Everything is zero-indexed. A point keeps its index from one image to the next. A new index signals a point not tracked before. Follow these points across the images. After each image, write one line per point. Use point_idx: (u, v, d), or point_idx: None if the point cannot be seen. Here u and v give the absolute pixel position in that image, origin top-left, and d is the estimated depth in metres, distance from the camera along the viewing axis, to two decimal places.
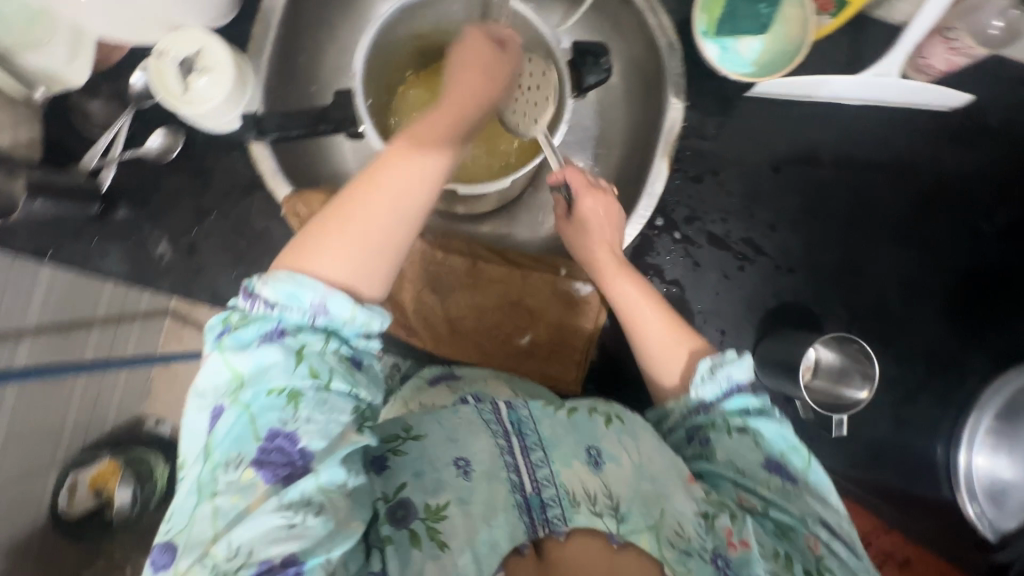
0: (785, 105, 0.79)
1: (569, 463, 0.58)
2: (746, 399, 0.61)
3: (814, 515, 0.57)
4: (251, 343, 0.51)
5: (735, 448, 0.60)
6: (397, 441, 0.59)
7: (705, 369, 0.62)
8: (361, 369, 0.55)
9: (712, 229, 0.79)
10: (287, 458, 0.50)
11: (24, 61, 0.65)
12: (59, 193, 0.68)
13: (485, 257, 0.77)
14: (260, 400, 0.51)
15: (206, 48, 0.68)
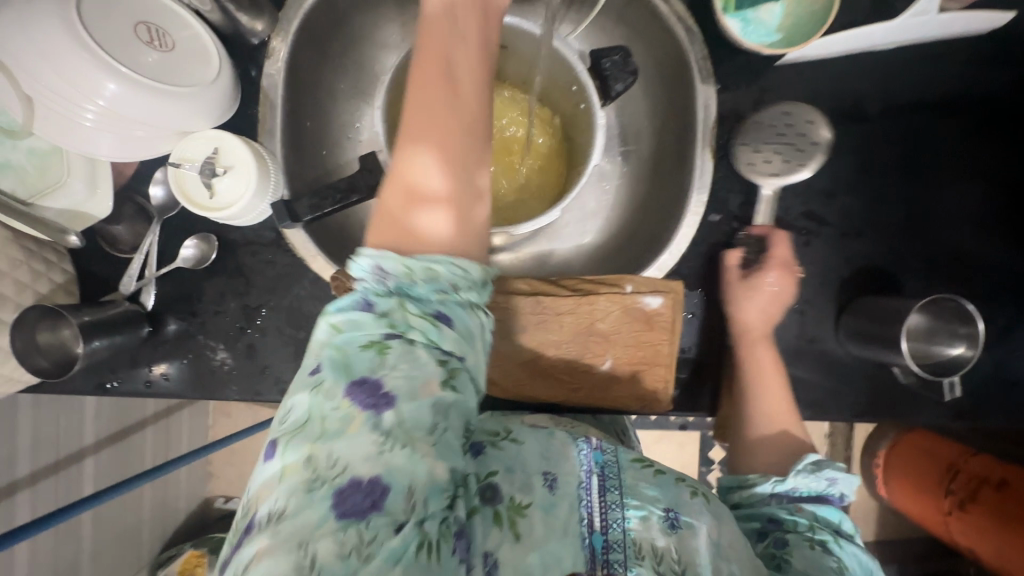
0: (819, 65, 0.75)
1: (647, 520, 0.56)
2: (835, 515, 0.65)
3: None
4: (353, 306, 0.48)
5: (816, 555, 0.59)
6: (495, 437, 0.58)
7: (812, 462, 0.68)
8: (448, 326, 0.48)
9: (770, 210, 0.76)
10: (374, 396, 0.45)
11: (49, 205, 0.64)
12: (108, 326, 0.64)
13: (548, 291, 0.74)
14: (352, 348, 0.46)
15: (223, 147, 0.65)
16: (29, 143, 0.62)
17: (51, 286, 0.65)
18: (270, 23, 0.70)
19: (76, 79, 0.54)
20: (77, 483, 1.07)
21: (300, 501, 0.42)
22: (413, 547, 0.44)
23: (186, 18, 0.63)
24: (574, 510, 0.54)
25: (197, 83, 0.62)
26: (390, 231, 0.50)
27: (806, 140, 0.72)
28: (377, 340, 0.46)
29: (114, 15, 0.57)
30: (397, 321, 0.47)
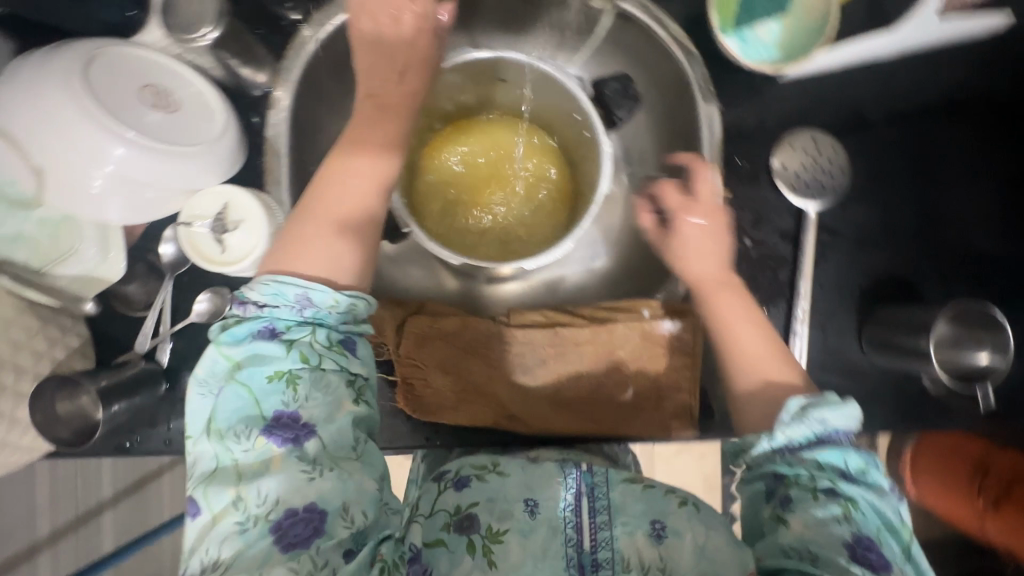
0: (819, 78, 0.75)
1: (633, 534, 0.57)
2: (843, 453, 0.57)
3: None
4: (248, 340, 0.50)
5: (823, 514, 0.54)
6: (482, 470, 0.62)
7: (799, 406, 0.58)
8: (353, 355, 0.53)
9: (784, 225, 0.74)
10: (291, 428, 0.48)
11: (64, 271, 0.65)
12: (125, 389, 0.64)
13: (565, 321, 0.74)
14: (261, 384, 0.49)
15: (233, 202, 0.65)
16: (38, 214, 0.62)
17: (67, 351, 0.65)
18: (272, 73, 0.71)
19: (84, 148, 0.55)
20: (97, 540, 1.03)
21: (239, 539, 0.46)
22: (370, 568, 0.47)
23: (192, 75, 0.63)
24: (557, 537, 0.56)
25: (205, 140, 0.61)
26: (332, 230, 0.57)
27: (835, 165, 0.74)
28: (285, 371, 0.49)
29: (121, 83, 0.58)
30: (306, 355, 0.50)
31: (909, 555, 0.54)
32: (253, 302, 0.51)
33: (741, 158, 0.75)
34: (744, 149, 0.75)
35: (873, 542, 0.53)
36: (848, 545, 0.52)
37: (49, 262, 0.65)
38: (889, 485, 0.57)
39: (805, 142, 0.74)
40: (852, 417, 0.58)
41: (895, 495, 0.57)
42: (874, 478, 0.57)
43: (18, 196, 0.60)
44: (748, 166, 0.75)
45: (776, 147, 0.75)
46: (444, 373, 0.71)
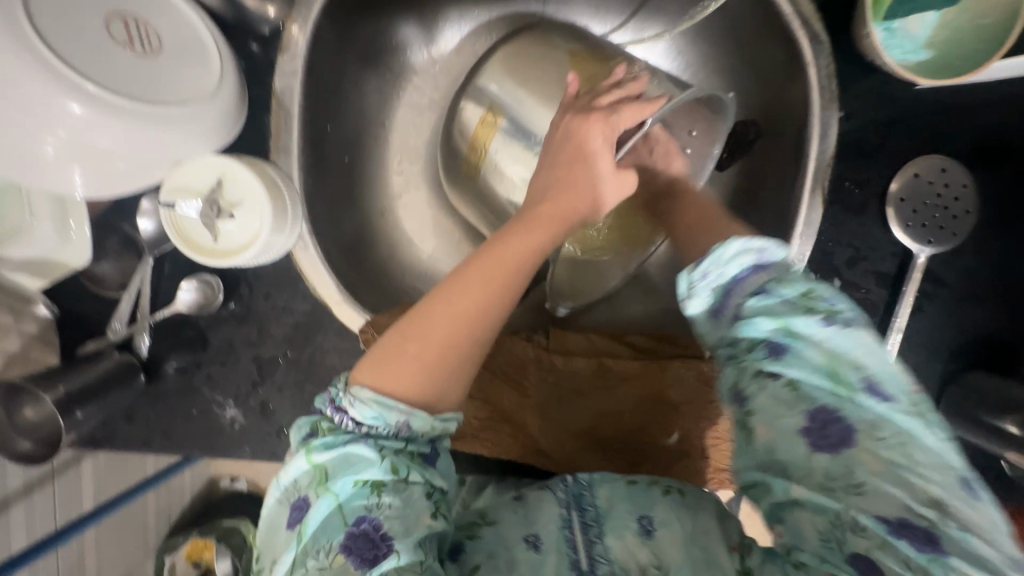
0: (962, 91, 0.61)
1: (622, 538, 0.48)
2: (758, 320, 0.42)
3: (899, 518, 0.35)
4: (339, 441, 0.42)
5: (765, 395, 0.40)
6: (472, 527, 0.50)
7: (686, 281, 0.47)
8: (436, 467, 0.43)
9: (883, 268, 0.63)
10: (372, 539, 0.39)
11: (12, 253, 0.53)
12: (96, 393, 0.53)
13: (610, 352, 0.65)
14: (348, 490, 0.40)
15: (229, 176, 0.52)
16: None
17: (22, 341, 0.55)
18: (286, 7, 0.55)
19: (25, 100, 0.40)
20: (77, 491, 0.85)
21: None
22: None
23: (178, 6, 0.49)
24: (561, 563, 0.47)
25: (195, 97, 0.47)
26: (401, 375, 0.43)
27: (963, 204, 0.61)
28: (374, 478, 0.41)
29: (78, 9, 0.42)
30: (399, 463, 0.41)
31: (858, 395, 0.38)
32: (349, 414, 0.43)
33: (851, 182, 0.62)
34: (858, 170, 0.62)
35: (835, 414, 0.38)
36: (805, 430, 0.38)
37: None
38: (825, 317, 0.41)
39: (930, 170, 0.61)
40: (750, 253, 0.45)
41: (837, 326, 0.41)
42: (801, 325, 0.41)
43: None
44: (858, 193, 0.62)
45: (896, 171, 0.62)
46: (468, 400, 0.62)
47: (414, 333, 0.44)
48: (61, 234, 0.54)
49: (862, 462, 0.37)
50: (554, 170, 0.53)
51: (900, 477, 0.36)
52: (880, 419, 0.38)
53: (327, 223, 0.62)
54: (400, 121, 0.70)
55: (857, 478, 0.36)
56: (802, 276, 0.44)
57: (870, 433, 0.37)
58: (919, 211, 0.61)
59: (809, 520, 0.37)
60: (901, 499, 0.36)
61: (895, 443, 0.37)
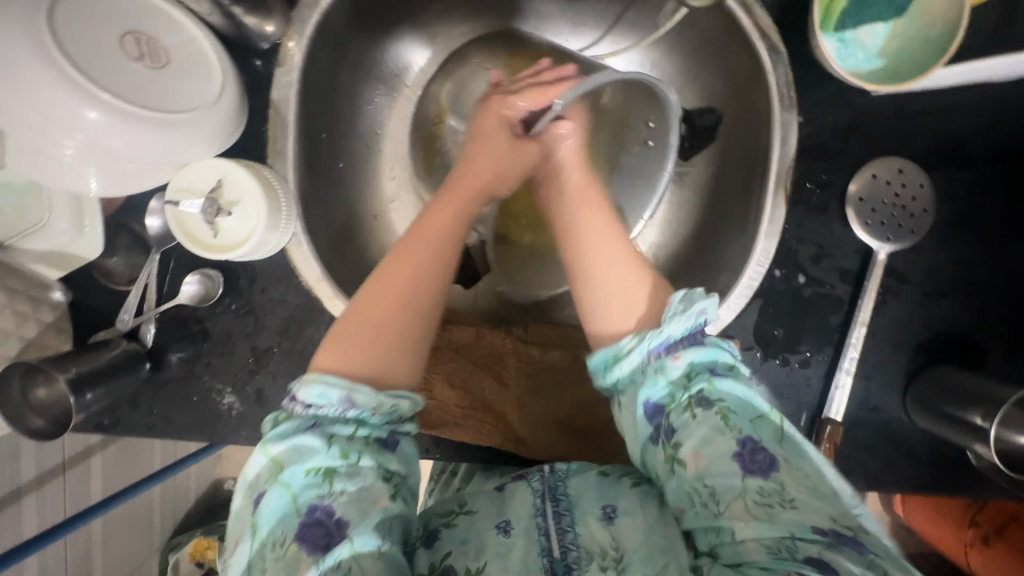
0: (917, 97, 0.64)
1: (587, 522, 0.50)
2: (717, 351, 0.50)
3: (829, 528, 0.42)
4: (290, 431, 0.46)
5: (698, 427, 0.47)
6: (449, 516, 0.54)
7: (683, 299, 0.52)
8: (393, 452, 0.48)
9: (846, 265, 0.66)
10: (326, 526, 0.43)
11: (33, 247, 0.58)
12: (105, 374, 0.58)
13: (585, 345, 0.69)
14: (299, 481, 0.44)
15: (228, 176, 0.57)
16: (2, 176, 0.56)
17: (40, 328, 0.58)
18: (283, 25, 0.61)
19: (46, 109, 0.45)
20: (85, 481, 0.89)
21: None
22: None
23: (184, 24, 0.54)
24: (531, 549, 0.49)
25: (196, 106, 0.52)
26: (349, 348, 0.50)
27: (919, 204, 0.64)
28: (324, 466, 0.44)
29: (94, 28, 0.48)
30: (349, 450, 0.45)
31: (787, 429, 0.47)
32: (301, 402, 0.47)
33: (812, 183, 0.65)
34: (819, 172, 0.65)
35: (759, 443, 0.46)
36: (738, 454, 0.46)
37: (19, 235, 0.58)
38: (752, 372, 0.52)
39: (887, 171, 0.64)
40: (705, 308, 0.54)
41: (758, 380, 0.51)
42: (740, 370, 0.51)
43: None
44: (820, 193, 0.66)
45: (855, 173, 0.65)
46: (450, 388, 0.65)
47: (358, 313, 0.51)
48: (75, 228, 0.59)
49: (787, 481, 0.44)
50: (464, 156, 0.63)
51: (814, 491, 0.44)
52: (797, 449, 0.47)
53: (320, 223, 0.67)
54: (390, 129, 0.76)
55: (785, 494, 0.44)
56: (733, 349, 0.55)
57: (788, 460, 0.45)
58: (878, 211, 0.64)
59: (755, 542, 0.42)
60: (821, 511, 0.43)
61: (812, 468, 0.46)
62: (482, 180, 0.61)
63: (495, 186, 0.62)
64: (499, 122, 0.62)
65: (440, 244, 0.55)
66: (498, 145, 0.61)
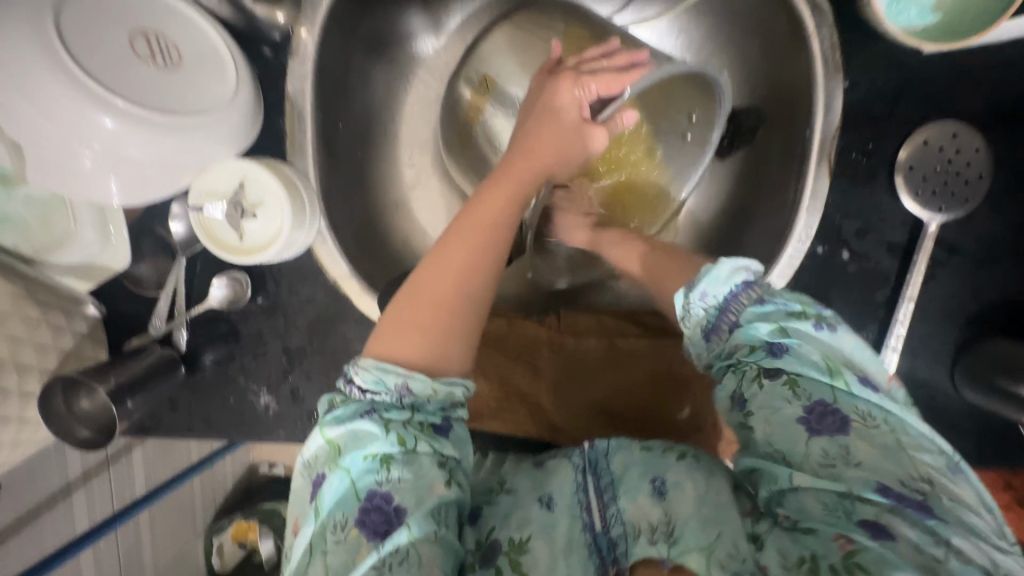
0: (972, 55, 0.59)
1: (634, 498, 0.47)
2: (760, 323, 0.46)
3: (893, 489, 0.38)
4: (349, 415, 0.46)
5: (769, 397, 0.43)
6: (490, 494, 0.52)
7: (682, 299, 0.51)
8: (447, 437, 0.46)
9: (893, 237, 0.63)
10: (385, 512, 0.42)
11: (58, 261, 0.57)
12: (143, 382, 0.58)
13: (619, 331, 0.67)
14: (359, 465, 0.44)
15: (248, 179, 0.55)
16: (25, 190, 0.53)
17: (76, 338, 0.57)
18: (292, 11, 0.58)
19: (62, 120, 0.44)
20: (130, 476, 0.92)
21: None
22: None
23: (194, 17, 0.51)
24: (574, 524, 0.48)
25: (212, 107, 0.50)
26: (394, 339, 0.47)
27: (973, 170, 0.61)
28: (381, 452, 0.44)
29: (102, 28, 0.45)
30: (406, 435, 0.45)
31: (853, 387, 0.42)
32: (359, 386, 0.47)
33: (858, 152, 0.62)
34: (866, 139, 0.61)
35: (832, 407, 0.41)
36: (803, 419, 0.41)
37: (39, 249, 0.56)
38: (816, 321, 0.46)
39: (940, 136, 0.60)
40: (740, 271, 0.50)
41: (825, 331, 0.46)
42: (796, 328, 0.46)
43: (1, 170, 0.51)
44: (865, 163, 0.62)
45: (904, 138, 0.61)
46: (484, 380, 0.65)
47: (405, 301, 0.48)
48: (102, 242, 0.59)
49: (855, 443, 0.40)
50: (522, 133, 0.58)
51: (886, 452, 0.40)
52: (871, 408, 0.42)
53: (343, 218, 0.65)
54: (408, 114, 0.73)
55: (851, 456, 0.40)
56: (788, 294, 0.50)
57: (861, 423, 0.41)
58: (927, 179, 0.61)
59: (814, 495, 0.40)
60: (890, 471, 0.39)
61: (886, 427, 0.41)
62: (541, 163, 0.57)
63: (555, 167, 0.58)
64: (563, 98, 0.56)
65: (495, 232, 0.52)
66: (560, 125, 0.57)
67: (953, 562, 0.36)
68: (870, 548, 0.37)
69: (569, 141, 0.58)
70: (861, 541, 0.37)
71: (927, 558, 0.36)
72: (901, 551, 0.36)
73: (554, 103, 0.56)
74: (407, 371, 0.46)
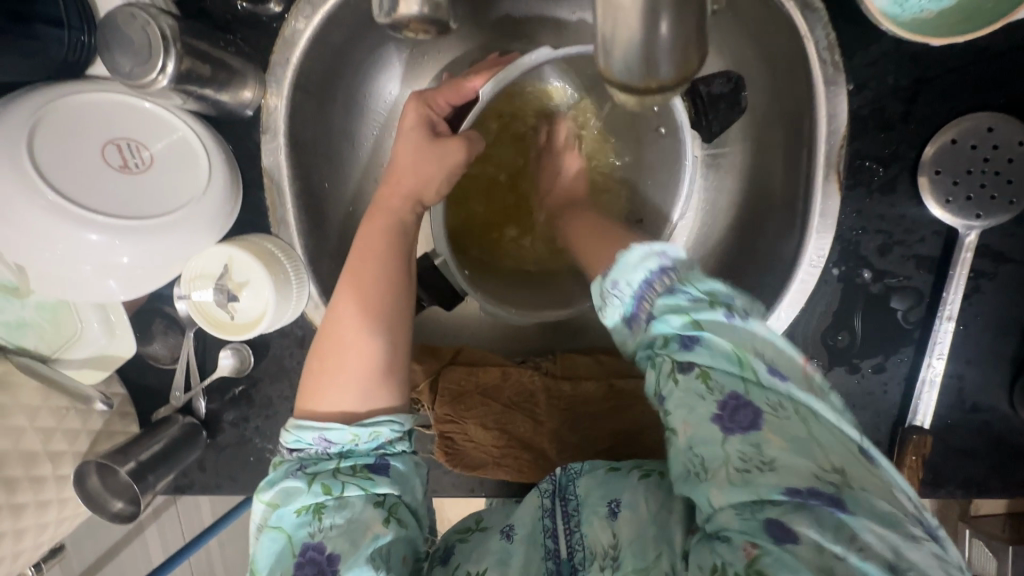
0: (996, 38, 0.52)
1: (590, 523, 0.47)
2: (665, 318, 0.43)
3: (806, 488, 0.36)
4: (279, 475, 0.47)
5: (683, 398, 0.41)
6: (465, 532, 0.53)
7: (600, 287, 0.49)
8: (382, 476, 0.47)
9: (924, 250, 0.55)
10: (318, 562, 0.43)
11: (73, 358, 0.61)
12: (165, 456, 0.60)
13: (619, 372, 0.65)
14: (290, 521, 0.45)
15: (229, 261, 0.57)
16: (34, 299, 0.58)
17: (104, 417, 0.61)
18: (258, 87, 0.58)
19: (54, 241, 0.48)
20: None
21: None
22: None
23: (163, 113, 0.53)
24: (535, 553, 0.48)
25: (187, 200, 0.53)
26: (320, 389, 0.49)
27: (1016, 169, 0.53)
28: (310, 503, 0.45)
29: (78, 150, 0.49)
30: (331, 483, 0.46)
31: (763, 378, 0.40)
32: (289, 445, 0.49)
33: (872, 159, 0.55)
34: (881, 144, 0.54)
35: (744, 398, 0.39)
36: (717, 416, 0.39)
37: (57, 349, 0.60)
38: (727, 311, 0.42)
39: (973, 132, 0.53)
40: (652, 255, 0.45)
41: (739, 320, 0.42)
42: (706, 320, 0.42)
43: (9, 282, 0.57)
44: (884, 171, 0.55)
45: (928, 138, 0.54)
46: (484, 431, 0.63)
47: (321, 349, 0.50)
48: (109, 334, 0.61)
49: (770, 439, 0.38)
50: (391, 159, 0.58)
51: (798, 446, 0.37)
52: (782, 399, 0.39)
53: (336, 278, 0.66)
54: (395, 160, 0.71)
55: (765, 456, 0.37)
56: (704, 273, 0.46)
57: (772, 415, 0.39)
58: (957, 181, 0.53)
59: (726, 508, 0.37)
60: (802, 467, 0.37)
61: (797, 418, 0.39)
62: (404, 190, 0.56)
63: (419, 190, 0.56)
64: (415, 121, 0.57)
65: (376, 253, 0.53)
66: (416, 143, 0.56)
67: (853, 559, 0.34)
68: (771, 553, 0.35)
69: (437, 160, 0.56)
70: (764, 545, 0.35)
71: (827, 557, 0.34)
72: (801, 554, 0.34)
73: (408, 130, 0.57)
74: (324, 422, 0.48)
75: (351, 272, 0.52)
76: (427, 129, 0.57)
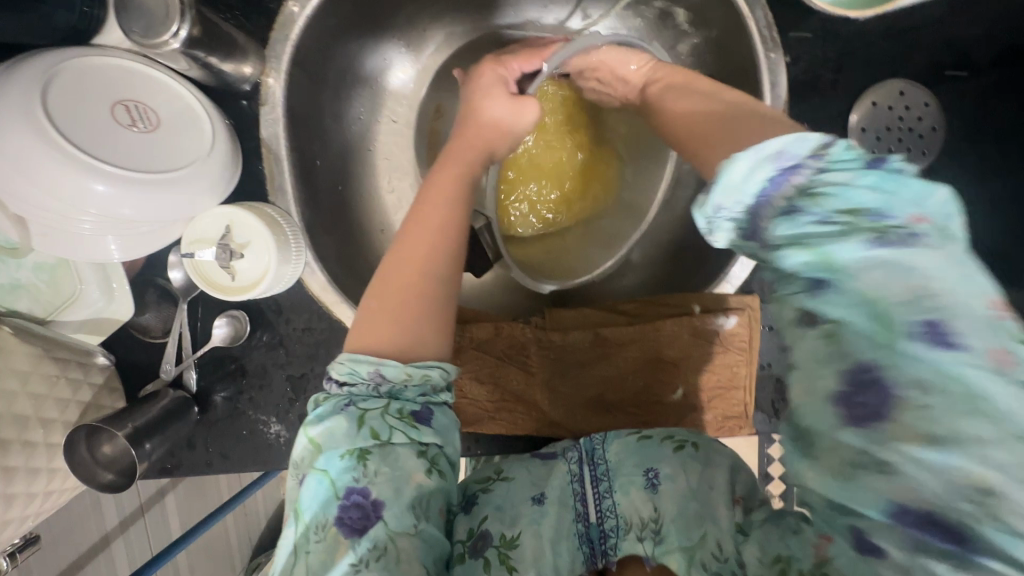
0: (902, 19, 0.62)
1: (628, 493, 0.50)
2: (786, 248, 0.33)
3: (924, 508, 0.29)
4: (329, 412, 0.47)
5: (812, 361, 0.32)
6: (486, 481, 0.55)
7: (704, 220, 0.38)
8: (428, 426, 0.47)
9: None
10: (363, 507, 0.44)
11: (70, 318, 0.62)
12: (159, 425, 0.60)
13: (605, 322, 0.69)
14: (336, 463, 0.45)
15: (236, 222, 0.59)
16: (33, 259, 0.59)
17: (93, 390, 0.60)
18: (257, 62, 0.61)
19: (57, 187, 0.48)
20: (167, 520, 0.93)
21: None
22: None
23: (170, 81, 0.56)
24: (568, 514, 0.51)
25: (194, 159, 0.55)
26: (368, 331, 0.50)
27: (927, 124, 0.62)
28: (356, 448, 0.45)
29: (86, 104, 0.51)
30: (380, 429, 0.46)
31: (911, 344, 0.29)
32: (336, 382, 0.49)
33: (810, 122, 0.64)
34: (816, 109, 0.64)
35: (871, 377, 0.30)
36: (837, 397, 0.31)
37: (58, 308, 0.62)
38: (870, 238, 0.31)
39: (889, 96, 0.63)
40: (767, 162, 0.34)
41: (884, 250, 0.31)
42: (842, 256, 0.31)
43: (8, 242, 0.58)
44: (819, 133, 0.64)
45: (855, 102, 0.63)
46: (478, 384, 0.66)
47: (379, 283, 0.52)
48: (106, 297, 0.63)
49: (900, 436, 0.29)
50: (463, 120, 0.63)
51: (941, 460, 0.28)
52: (938, 377, 0.29)
53: (330, 247, 0.68)
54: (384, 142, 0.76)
55: (884, 459, 0.29)
56: (862, 164, 0.32)
57: (917, 402, 0.29)
58: (883, 136, 0.63)
59: (817, 493, 0.32)
60: (931, 484, 0.28)
61: (955, 408, 0.28)
62: (482, 141, 0.61)
63: (497, 143, 0.61)
64: (494, 82, 0.63)
65: (447, 211, 0.55)
66: (497, 101, 0.61)
67: None
68: (844, 556, 0.31)
69: (510, 118, 0.61)
70: (839, 546, 0.32)
71: None
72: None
73: (484, 90, 0.63)
74: (385, 358, 0.48)
75: (418, 216, 0.55)
76: (506, 90, 0.62)
